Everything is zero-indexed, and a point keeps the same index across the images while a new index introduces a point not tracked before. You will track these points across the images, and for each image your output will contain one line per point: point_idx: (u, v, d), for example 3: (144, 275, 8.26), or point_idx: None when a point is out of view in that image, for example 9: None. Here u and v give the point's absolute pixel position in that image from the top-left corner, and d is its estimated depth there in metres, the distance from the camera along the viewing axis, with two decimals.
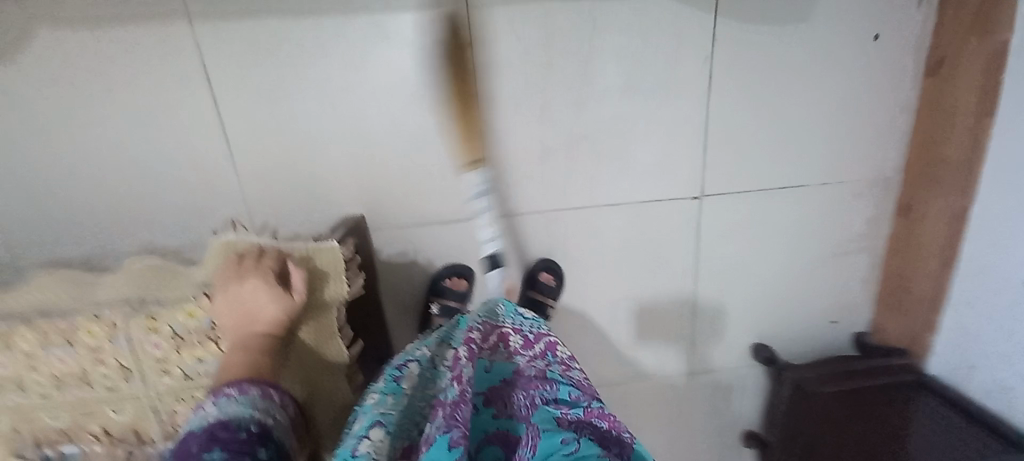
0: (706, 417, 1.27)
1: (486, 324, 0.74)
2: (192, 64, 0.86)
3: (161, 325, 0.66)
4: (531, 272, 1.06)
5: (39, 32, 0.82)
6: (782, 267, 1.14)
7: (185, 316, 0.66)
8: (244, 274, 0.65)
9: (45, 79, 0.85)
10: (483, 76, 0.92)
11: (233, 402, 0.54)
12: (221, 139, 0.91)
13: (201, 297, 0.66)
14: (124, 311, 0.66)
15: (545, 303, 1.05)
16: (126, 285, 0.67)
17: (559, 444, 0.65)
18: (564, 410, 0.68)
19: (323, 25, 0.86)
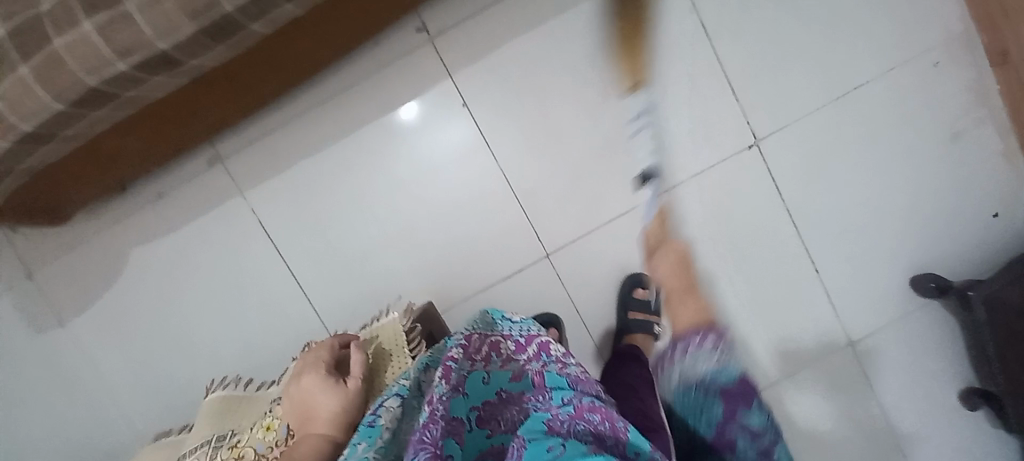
0: (904, 388, 1.00)
1: (475, 334, 0.62)
2: (246, 224, 0.95)
3: (243, 451, 0.63)
4: (623, 292, 0.96)
5: (131, 249, 0.96)
6: (894, 178, 0.96)
7: (264, 431, 0.64)
8: (304, 371, 0.66)
9: (143, 286, 0.97)
10: (489, 126, 0.95)
11: None
12: (290, 280, 0.97)
13: (277, 408, 0.66)
14: (210, 449, 0.64)
15: (649, 322, 0.95)
16: (210, 425, 0.68)
17: (546, 451, 0.47)
18: (555, 412, 0.52)
19: (341, 145, 0.94)
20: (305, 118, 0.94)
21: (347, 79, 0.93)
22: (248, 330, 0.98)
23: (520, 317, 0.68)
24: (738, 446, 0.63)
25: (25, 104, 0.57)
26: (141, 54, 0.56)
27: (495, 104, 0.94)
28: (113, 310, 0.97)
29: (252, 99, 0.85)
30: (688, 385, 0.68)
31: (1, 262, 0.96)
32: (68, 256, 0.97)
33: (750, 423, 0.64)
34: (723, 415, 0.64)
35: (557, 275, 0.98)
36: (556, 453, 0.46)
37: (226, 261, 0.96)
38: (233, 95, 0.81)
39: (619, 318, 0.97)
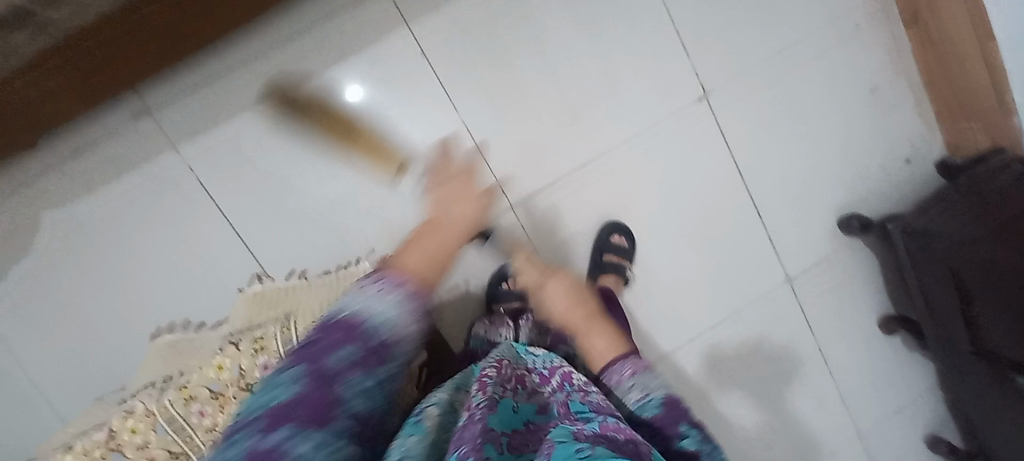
0: (836, 319, 1.11)
1: (502, 362, 0.67)
2: (186, 182, 0.88)
3: (194, 390, 0.55)
4: (601, 237, 0.99)
5: (46, 213, 0.86)
6: (825, 129, 1.05)
7: (217, 371, 0.55)
8: (448, 180, 0.76)
9: (65, 255, 0.87)
10: (449, 75, 0.93)
11: (375, 298, 0.53)
12: (239, 244, 0.90)
13: (229, 346, 0.57)
14: (156, 390, 0.56)
15: (622, 266, 0.99)
16: (156, 369, 0.61)
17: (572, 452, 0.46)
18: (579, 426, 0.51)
19: (292, 95, 0.89)
20: (249, 67, 0.87)
21: (292, 23, 0.87)
22: (194, 299, 0.91)
23: (544, 352, 0.71)
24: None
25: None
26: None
27: (455, 56, 0.92)
28: (30, 283, 0.87)
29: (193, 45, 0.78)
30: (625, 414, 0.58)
31: None
32: None
33: (687, 437, 0.54)
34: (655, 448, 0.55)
35: (522, 227, 0.98)
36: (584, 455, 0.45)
37: (165, 224, 0.88)
38: (168, 34, 0.74)
39: (595, 260, 0.99)
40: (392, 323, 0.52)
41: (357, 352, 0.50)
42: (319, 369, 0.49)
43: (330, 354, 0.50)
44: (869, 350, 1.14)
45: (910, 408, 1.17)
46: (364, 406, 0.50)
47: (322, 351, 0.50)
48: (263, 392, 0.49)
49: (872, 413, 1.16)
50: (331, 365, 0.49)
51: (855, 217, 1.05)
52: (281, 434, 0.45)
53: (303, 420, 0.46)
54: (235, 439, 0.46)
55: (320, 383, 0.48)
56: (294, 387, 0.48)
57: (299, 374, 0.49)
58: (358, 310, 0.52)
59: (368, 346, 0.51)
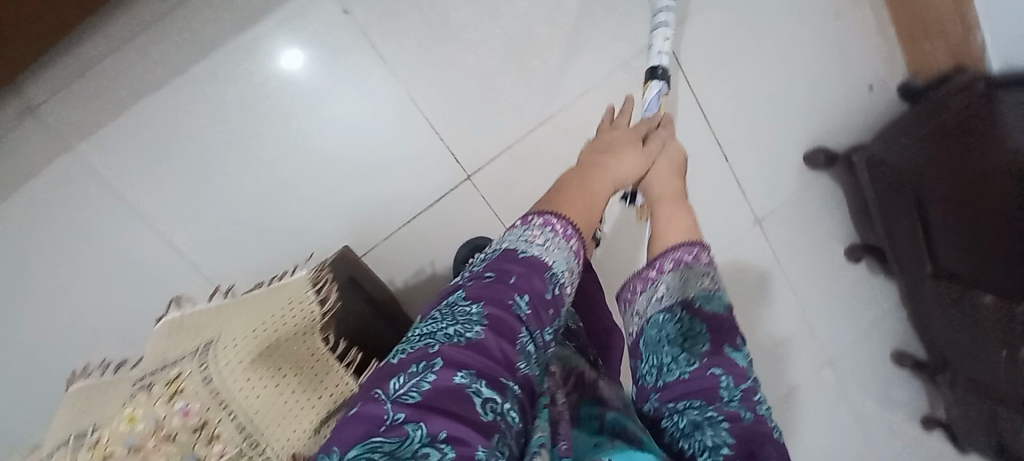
0: (805, 254, 1.12)
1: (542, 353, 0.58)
2: (92, 189, 0.76)
3: (106, 450, 0.48)
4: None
5: None
6: (789, 59, 1.00)
7: (128, 424, 0.49)
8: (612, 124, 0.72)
9: None
10: (379, 36, 0.81)
11: (554, 244, 0.51)
12: (169, 249, 0.81)
13: (141, 392, 0.51)
14: (61, 453, 0.48)
15: None
16: (55, 422, 0.53)
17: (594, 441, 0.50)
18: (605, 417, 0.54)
19: (197, 76, 0.76)
20: (137, 43, 0.73)
21: None
22: (128, 315, 0.82)
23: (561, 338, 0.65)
24: (720, 391, 0.50)
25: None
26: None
27: (383, 12, 0.80)
28: None
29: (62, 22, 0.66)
30: (663, 313, 0.57)
31: None
32: None
33: (739, 351, 0.54)
34: (709, 353, 0.53)
35: (482, 197, 0.92)
36: (605, 446, 0.48)
37: (76, 238, 0.78)
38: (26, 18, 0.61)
39: None
40: (564, 278, 0.51)
41: (533, 300, 0.47)
42: (498, 312, 0.45)
43: (506, 299, 0.46)
44: (837, 280, 1.17)
45: (875, 329, 1.22)
46: (530, 369, 0.45)
47: (499, 295, 0.46)
48: (431, 329, 0.44)
49: (841, 338, 1.20)
50: (514, 311, 0.46)
51: (820, 150, 1.03)
52: (462, 381, 0.40)
53: (480, 368, 0.42)
54: (399, 380, 0.40)
55: (500, 331, 0.44)
56: (475, 328, 0.43)
57: (481, 312, 0.45)
58: (540, 254, 0.50)
59: (542, 298, 0.48)
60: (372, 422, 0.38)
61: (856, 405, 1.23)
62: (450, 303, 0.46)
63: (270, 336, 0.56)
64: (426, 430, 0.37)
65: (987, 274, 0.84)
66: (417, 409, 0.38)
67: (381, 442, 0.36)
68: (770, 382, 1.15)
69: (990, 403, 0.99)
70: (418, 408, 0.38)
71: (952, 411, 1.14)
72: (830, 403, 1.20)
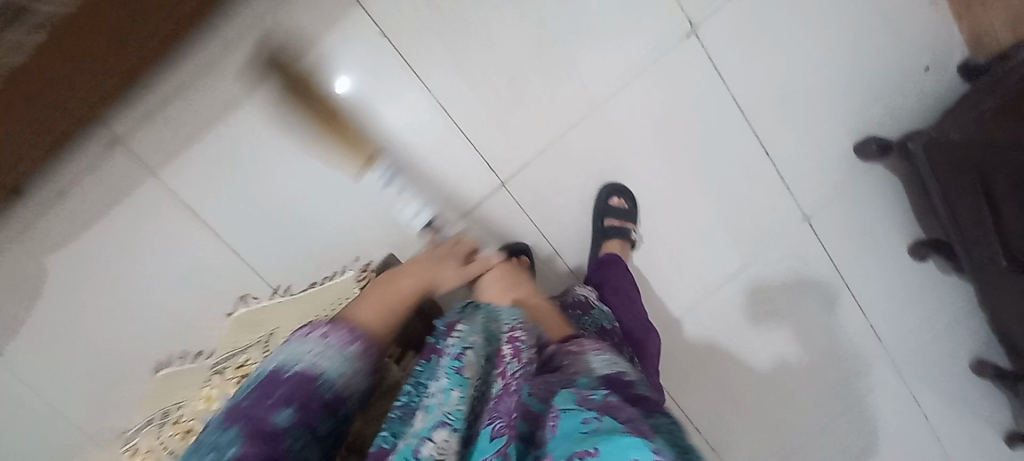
0: (860, 249, 1.06)
1: (523, 322, 0.62)
2: (173, 208, 0.87)
3: (190, 425, 0.57)
4: (601, 201, 0.95)
5: (44, 261, 0.86)
6: (829, 47, 0.96)
7: (207, 402, 0.58)
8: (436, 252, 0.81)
9: (71, 296, 0.88)
10: (413, 53, 0.87)
11: (327, 350, 0.52)
12: (239, 259, 0.91)
13: (216, 377, 0.61)
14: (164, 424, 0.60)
15: (627, 229, 0.94)
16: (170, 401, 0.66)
17: (579, 423, 0.46)
18: (584, 394, 0.51)
19: (255, 103, 0.85)
20: (206, 76, 0.83)
21: (238, 23, 0.81)
22: (206, 320, 0.92)
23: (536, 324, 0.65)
24: None
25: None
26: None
27: (415, 30, 0.86)
28: (47, 328, 0.89)
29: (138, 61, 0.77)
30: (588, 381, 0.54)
31: None
32: None
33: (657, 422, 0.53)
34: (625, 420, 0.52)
35: (516, 201, 0.95)
36: (591, 428, 0.45)
37: (161, 251, 0.88)
38: None
39: (597, 226, 0.95)
40: (341, 376, 0.51)
41: (299, 411, 0.47)
42: (255, 430, 0.45)
43: (269, 411, 0.46)
44: (899, 276, 1.09)
45: (949, 331, 1.12)
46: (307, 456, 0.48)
47: (265, 406, 0.47)
48: (211, 447, 0.44)
49: (908, 339, 1.11)
50: (275, 421, 0.46)
51: (871, 139, 0.98)
52: None
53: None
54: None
55: (263, 439, 0.45)
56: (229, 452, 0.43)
57: (234, 435, 0.45)
58: (306, 363, 0.50)
59: (310, 403, 0.48)
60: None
61: (930, 414, 1.14)
62: (221, 436, 0.45)
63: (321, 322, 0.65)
64: None
65: None
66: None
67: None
68: (825, 387, 1.09)
69: None
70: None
71: None
72: (897, 411, 1.12)
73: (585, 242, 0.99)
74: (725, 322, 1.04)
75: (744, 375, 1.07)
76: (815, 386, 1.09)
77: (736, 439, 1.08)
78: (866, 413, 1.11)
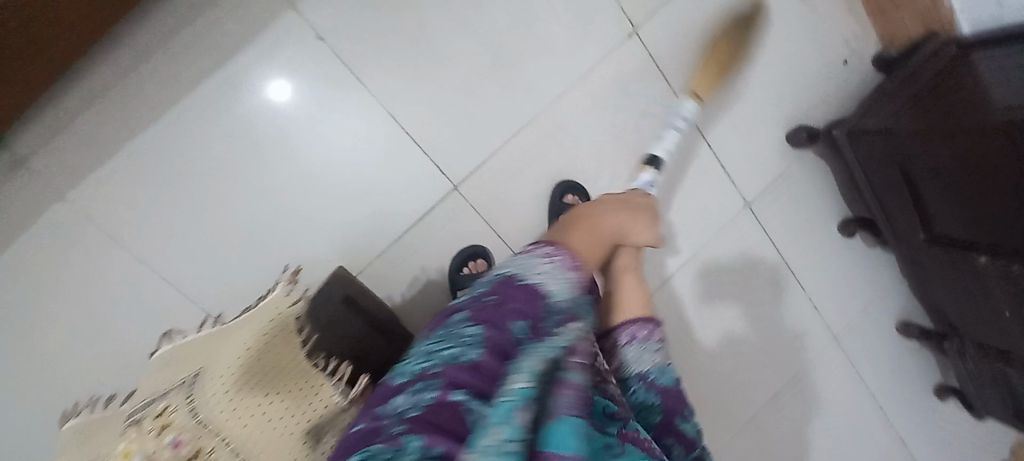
0: (798, 232, 1.13)
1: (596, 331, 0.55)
2: (86, 231, 0.78)
3: None
4: (555, 200, 0.94)
5: None
6: (760, 42, 1.01)
7: None
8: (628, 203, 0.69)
9: None
10: (351, 55, 0.83)
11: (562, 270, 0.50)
12: (167, 285, 0.81)
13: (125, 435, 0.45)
14: None
15: None
16: None
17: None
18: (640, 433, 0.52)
19: (179, 113, 0.78)
20: (123, 87, 0.75)
21: (158, 29, 0.75)
22: (119, 356, 0.81)
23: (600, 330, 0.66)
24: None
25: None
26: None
27: (354, 34, 0.82)
28: None
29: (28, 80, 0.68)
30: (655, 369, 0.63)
31: None
32: None
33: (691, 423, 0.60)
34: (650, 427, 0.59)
35: (470, 205, 0.93)
36: None
37: (70, 282, 0.78)
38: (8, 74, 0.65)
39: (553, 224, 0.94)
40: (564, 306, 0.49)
41: (533, 324, 0.46)
42: (463, 363, 0.43)
43: (494, 330, 0.45)
44: (832, 255, 1.16)
45: (877, 304, 1.21)
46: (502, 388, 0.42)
47: (498, 325, 0.45)
48: (431, 350, 0.45)
49: (844, 313, 1.19)
50: (511, 333, 0.45)
51: (802, 129, 1.04)
52: (457, 399, 0.41)
53: (478, 388, 0.42)
54: (404, 397, 0.42)
55: (498, 352, 0.44)
56: (473, 350, 0.44)
57: (480, 334, 0.45)
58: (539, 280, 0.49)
59: (502, 343, 0.44)
60: (371, 433, 0.40)
61: (869, 380, 1.22)
62: (451, 324, 0.47)
63: (258, 359, 0.51)
64: (421, 442, 0.38)
65: (977, 237, 0.83)
66: (413, 422, 0.39)
67: (377, 449, 0.38)
68: (778, 364, 1.14)
69: (1001, 365, 0.98)
70: (416, 421, 0.40)
71: (963, 377, 1.14)
72: (842, 380, 1.20)
73: None
74: (681, 311, 1.07)
75: (704, 361, 1.10)
76: (769, 365, 1.14)
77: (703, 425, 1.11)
78: (816, 385, 1.18)
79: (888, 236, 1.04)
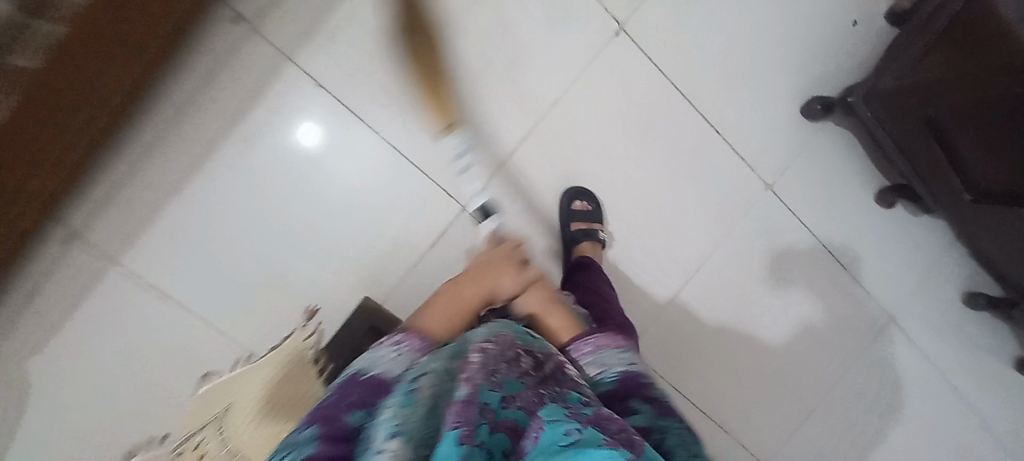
0: (830, 208, 1.06)
1: (499, 336, 0.62)
2: (134, 291, 0.85)
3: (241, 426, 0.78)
4: (564, 206, 0.95)
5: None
6: (756, 18, 0.99)
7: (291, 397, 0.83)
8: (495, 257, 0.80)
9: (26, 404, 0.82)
10: (349, 96, 0.88)
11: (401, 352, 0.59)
12: (210, 332, 0.87)
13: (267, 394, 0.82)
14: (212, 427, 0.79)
15: (595, 229, 0.94)
16: (194, 419, 0.81)
17: (558, 434, 0.49)
18: (572, 408, 0.54)
19: (204, 174, 0.85)
20: (153, 157, 0.83)
21: (176, 101, 0.82)
22: (171, 402, 0.86)
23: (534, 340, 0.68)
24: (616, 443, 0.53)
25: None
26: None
27: (351, 76, 0.87)
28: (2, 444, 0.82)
29: (78, 151, 0.77)
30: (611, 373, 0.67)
31: None
32: None
33: (641, 412, 0.63)
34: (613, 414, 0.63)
35: (481, 224, 0.95)
36: (569, 441, 0.48)
37: (122, 338, 0.85)
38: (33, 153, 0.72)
39: (564, 232, 0.94)
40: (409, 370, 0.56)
41: (366, 411, 0.52)
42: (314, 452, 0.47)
43: (339, 417, 0.50)
44: (873, 228, 1.09)
45: (933, 274, 1.12)
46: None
47: (337, 410, 0.51)
48: None
49: (896, 288, 1.10)
50: (348, 423, 0.50)
51: (815, 100, 1.00)
52: None
53: None
54: None
55: (337, 440, 0.48)
56: (307, 449, 0.47)
57: (312, 433, 0.49)
58: (378, 370, 0.56)
59: (344, 429, 0.49)
60: None
61: (934, 357, 1.13)
62: (289, 440, 0.50)
63: (274, 391, 0.78)
64: None
65: None
66: None
67: None
68: (828, 348, 1.07)
69: None
70: None
71: None
72: (903, 360, 1.11)
73: (556, 252, 0.99)
74: (714, 304, 1.03)
75: (747, 354, 1.04)
76: (817, 350, 1.07)
77: (755, 422, 1.05)
78: (874, 367, 1.10)
79: (930, 197, 0.96)
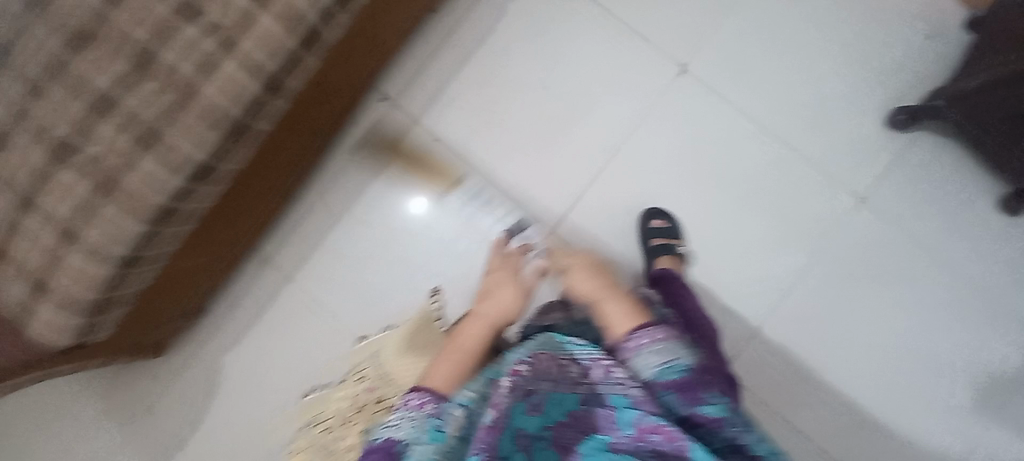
0: (937, 217, 1.01)
1: (537, 356, 0.68)
2: (300, 302, 1.09)
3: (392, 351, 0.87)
4: (643, 224, 1.04)
5: (210, 364, 1.09)
6: (819, 45, 1.05)
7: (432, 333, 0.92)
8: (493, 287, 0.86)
9: (227, 389, 1.08)
10: (458, 144, 1.10)
11: (409, 411, 0.66)
12: (350, 337, 1.07)
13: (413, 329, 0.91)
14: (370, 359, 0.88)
15: (674, 243, 1.00)
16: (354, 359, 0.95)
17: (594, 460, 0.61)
18: (613, 432, 0.62)
19: (353, 213, 1.10)
20: (319, 199, 1.11)
21: (337, 158, 1.12)
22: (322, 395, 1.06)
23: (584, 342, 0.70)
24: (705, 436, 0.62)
25: (137, 197, 0.77)
26: (235, 91, 0.77)
27: (459, 129, 1.11)
28: (209, 420, 1.08)
29: (270, 195, 1.02)
30: (670, 367, 0.65)
31: (119, 415, 1.10)
32: (165, 389, 1.10)
33: (713, 404, 0.63)
34: (684, 406, 0.63)
35: (567, 244, 1.07)
36: None
37: (290, 339, 1.08)
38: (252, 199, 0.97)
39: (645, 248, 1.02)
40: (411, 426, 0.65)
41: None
42: None
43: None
44: (998, 237, 1.00)
45: None
46: None
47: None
48: None
49: None
50: None
51: (899, 110, 0.99)
52: None
53: None
54: None
55: None
56: None
57: None
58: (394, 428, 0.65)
59: None
60: None
61: None
62: None
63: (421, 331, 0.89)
64: None
65: None
66: None
67: None
68: (950, 374, 0.99)
69: None
70: None
71: None
72: None
73: (640, 268, 1.05)
74: (810, 321, 1.02)
75: (854, 375, 1.00)
76: (938, 375, 0.99)
77: (866, 450, 0.99)
78: (1017, 398, 0.97)
79: None
